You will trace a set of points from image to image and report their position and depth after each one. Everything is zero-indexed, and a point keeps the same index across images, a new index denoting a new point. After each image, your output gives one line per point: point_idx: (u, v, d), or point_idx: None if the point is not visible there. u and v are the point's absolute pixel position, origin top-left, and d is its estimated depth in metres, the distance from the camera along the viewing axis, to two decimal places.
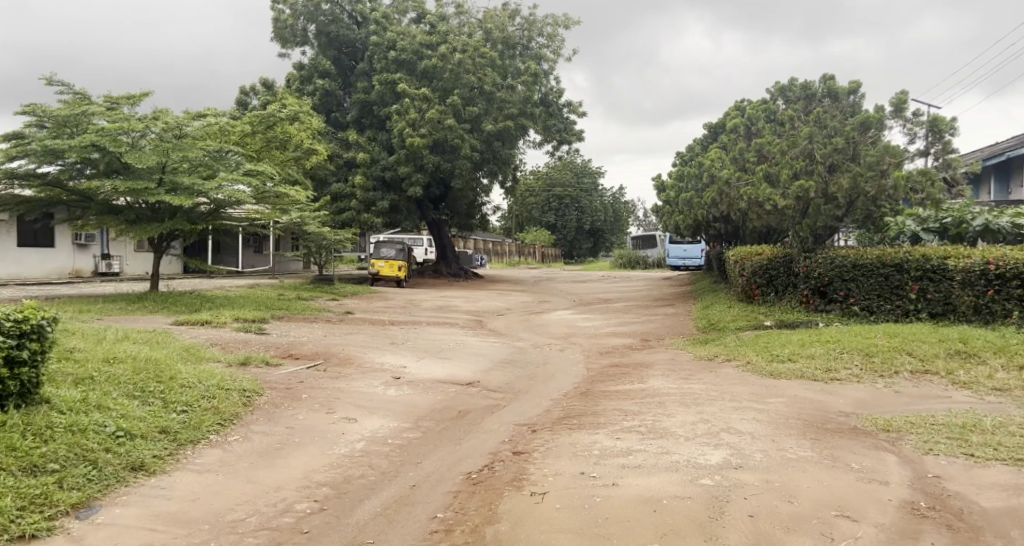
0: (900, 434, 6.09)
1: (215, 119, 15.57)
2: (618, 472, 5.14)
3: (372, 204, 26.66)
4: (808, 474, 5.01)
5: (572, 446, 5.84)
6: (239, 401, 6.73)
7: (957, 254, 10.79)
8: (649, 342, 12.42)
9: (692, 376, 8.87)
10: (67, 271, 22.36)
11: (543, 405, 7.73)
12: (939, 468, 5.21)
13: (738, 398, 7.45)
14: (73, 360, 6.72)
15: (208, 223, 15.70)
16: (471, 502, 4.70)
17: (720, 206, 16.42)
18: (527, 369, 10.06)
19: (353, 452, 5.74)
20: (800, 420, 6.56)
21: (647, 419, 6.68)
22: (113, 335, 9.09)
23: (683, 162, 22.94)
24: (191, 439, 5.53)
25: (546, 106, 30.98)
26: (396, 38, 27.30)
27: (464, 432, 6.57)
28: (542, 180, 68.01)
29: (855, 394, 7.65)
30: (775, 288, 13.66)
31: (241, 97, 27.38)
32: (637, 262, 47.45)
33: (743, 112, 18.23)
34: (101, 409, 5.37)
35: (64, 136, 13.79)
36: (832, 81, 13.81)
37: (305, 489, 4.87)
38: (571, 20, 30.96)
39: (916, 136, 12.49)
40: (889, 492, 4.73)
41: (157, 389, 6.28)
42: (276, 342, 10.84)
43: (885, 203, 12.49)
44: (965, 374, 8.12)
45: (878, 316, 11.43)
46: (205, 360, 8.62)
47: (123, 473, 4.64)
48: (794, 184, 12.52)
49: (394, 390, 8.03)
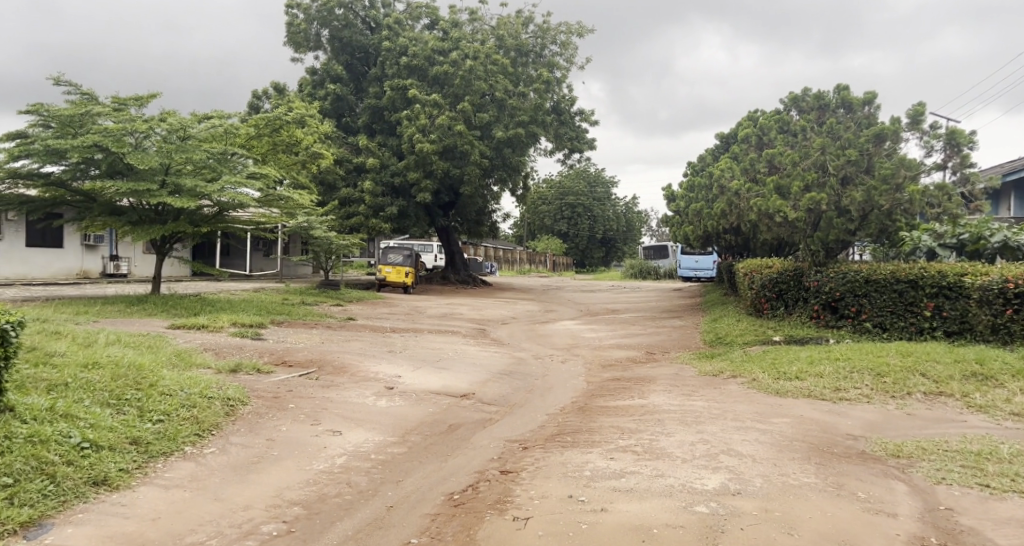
0: (911, 460, 5.75)
1: (220, 120, 15.44)
2: (609, 496, 4.84)
3: (381, 210, 26.55)
4: (810, 503, 4.69)
5: (563, 466, 5.55)
6: (221, 410, 6.49)
7: (975, 270, 10.44)
8: (654, 355, 12.10)
9: (695, 393, 8.55)
10: (75, 271, 22.37)
11: (538, 421, 7.43)
12: (952, 499, 4.87)
13: (741, 418, 7.13)
14: (52, 366, 6.54)
15: (211, 226, 15.54)
16: (450, 527, 4.43)
17: (732, 217, 16.13)
18: (525, 381, 9.76)
19: (332, 468, 5.48)
20: (806, 442, 6.24)
21: (645, 438, 6.37)
22: (104, 339, 8.90)
23: (694, 172, 22.59)
24: (163, 451, 5.30)
25: (558, 113, 30.68)
26: (408, 44, 27.23)
27: (452, 448, 6.28)
28: (555, 188, 67.74)
29: (864, 415, 7.30)
30: (785, 301, 13.27)
31: (253, 101, 27.37)
32: (647, 272, 47.24)
33: (755, 122, 17.90)
34: (70, 417, 5.22)
35: (68, 136, 13.64)
36: (846, 91, 13.47)
37: (275, 508, 4.64)
38: (585, 28, 30.78)
39: (933, 149, 12.12)
40: (897, 525, 4.40)
41: (134, 397, 6.06)
42: (271, 348, 10.62)
43: (900, 217, 12.10)
44: (982, 397, 7.75)
45: (891, 333, 11.06)
46: (194, 366, 8.41)
47: (83, 488, 4.48)
48: (805, 196, 12.13)
49: (384, 401, 7.76)
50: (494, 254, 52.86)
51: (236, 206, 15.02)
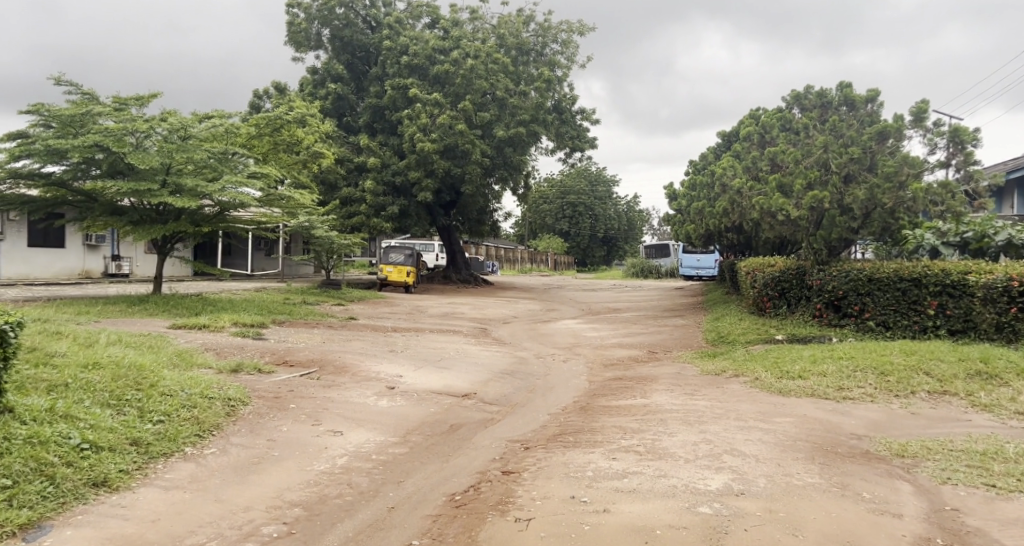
0: (915, 459, 5.72)
1: (221, 120, 15.40)
2: (611, 496, 4.81)
3: (382, 209, 26.54)
4: (815, 504, 4.65)
5: (565, 467, 5.52)
6: (222, 410, 6.46)
7: (979, 269, 10.39)
8: (655, 354, 12.07)
9: (697, 392, 8.52)
10: (77, 271, 22.38)
11: (539, 421, 7.41)
12: (957, 500, 4.83)
13: (744, 417, 7.09)
14: (52, 366, 6.51)
15: (213, 225, 15.53)
16: (451, 528, 4.40)
17: (733, 216, 16.10)
18: (527, 380, 9.72)
19: (333, 468, 5.45)
20: (809, 442, 6.20)
21: (647, 438, 6.34)
22: (105, 339, 8.87)
23: (695, 170, 22.54)
24: (164, 452, 5.28)
25: (559, 112, 30.62)
26: (409, 43, 27.21)
27: (453, 449, 6.26)
28: (556, 187, 67.67)
29: (868, 415, 7.27)
30: (787, 300, 13.19)
31: (254, 100, 27.34)
32: (648, 271, 47.23)
33: (757, 120, 17.85)
34: (69, 418, 5.19)
35: (69, 136, 13.61)
36: (849, 88, 13.41)
37: (276, 509, 4.61)
38: (586, 27, 30.71)
39: (937, 147, 12.06)
40: (903, 525, 4.36)
41: (134, 398, 6.04)
42: (272, 348, 10.59)
43: (903, 215, 12.06)
44: (986, 396, 7.71)
45: (894, 332, 11.02)
46: (195, 366, 8.38)
47: (83, 489, 4.46)
48: (807, 195, 12.10)
49: (385, 401, 7.73)
50: (495, 253, 52.85)
51: (238, 205, 15.01)
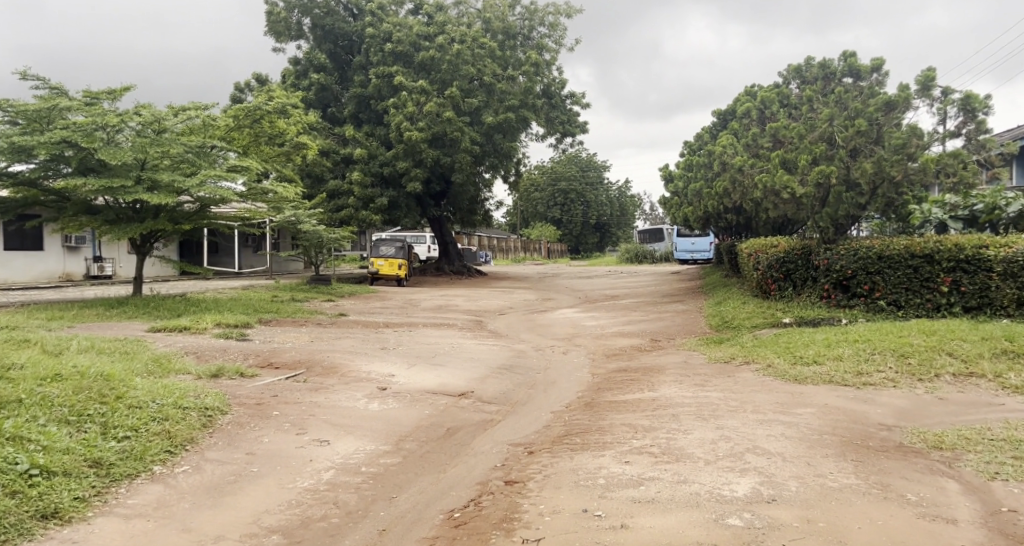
0: (956, 452, 5.23)
1: (198, 111, 14.66)
2: (627, 508, 4.30)
3: (371, 201, 25.85)
4: (856, 511, 4.16)
5: (574, 474, 4.99)
6: (196, 422, 5.90)
7: (993, 242, 9.99)
8: (658, 342, 11.58)
9: (707, 382, 8.02)
10: (57, 275, 21.67)
11: (542, 421, 6.88)
12: (1012, 498, 4.35)
13: (761, 410, 6.59)
14: (7, 380, 5.92)
15: (194, 222, 14.95)
16: None
17: (733, 195, 15.58)
18: (526, 375, 9.21)
19: (317, 485, 4.92)
20: (837, 436, 5.69)
21: (661, 438, 5.81)
22: (75, 346, 8.28)
23: (692, 150, 22.10)
24: (128, 473, 4.74)
25: (549, 97, 29.93)
26: (392, 29, 26.25)
27: (450, 457, 5.73)
28: (547, 174, 66.82)
29: (894, 402, 6.77)
30: (793, 282, 12.62)
31: (235, 93, 26.57)
32: (642, 257, 46.52)
33: (754, 96, 17.39)
34: (16, 440, 4.61)
35: (35, 132, 12.88)
36: (853, 58, 13.00)
37: (251, 538, 4.08)
38: (574, 8, 30.04)
39: (948, 115, 11.60)
40: (959, 534, 3.87)
41: (98, 412, 5.47)
42: (257, 350, 10.00)
43: (908, 188, 11.51)
44: (1015, 377, 7.26)
45: (907, 311, 10.56)
46: (172, 372, 7.82)
47: (28, 523, 3.90)
48: (814, 170, 11.72)
49: (376, 404, 7.19)
50: (488, 242, 52.26)
51: (219, 200, 14.47)
